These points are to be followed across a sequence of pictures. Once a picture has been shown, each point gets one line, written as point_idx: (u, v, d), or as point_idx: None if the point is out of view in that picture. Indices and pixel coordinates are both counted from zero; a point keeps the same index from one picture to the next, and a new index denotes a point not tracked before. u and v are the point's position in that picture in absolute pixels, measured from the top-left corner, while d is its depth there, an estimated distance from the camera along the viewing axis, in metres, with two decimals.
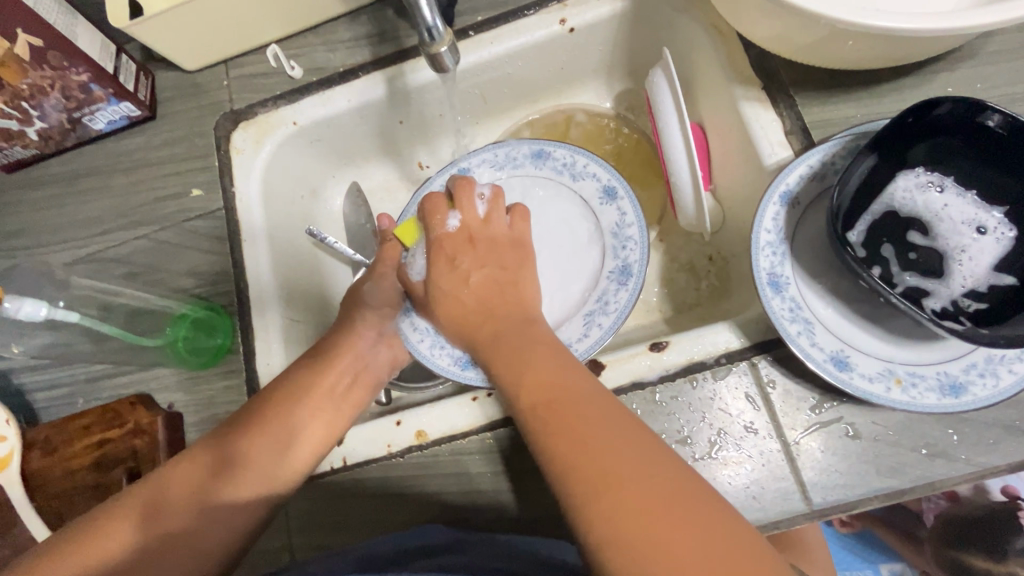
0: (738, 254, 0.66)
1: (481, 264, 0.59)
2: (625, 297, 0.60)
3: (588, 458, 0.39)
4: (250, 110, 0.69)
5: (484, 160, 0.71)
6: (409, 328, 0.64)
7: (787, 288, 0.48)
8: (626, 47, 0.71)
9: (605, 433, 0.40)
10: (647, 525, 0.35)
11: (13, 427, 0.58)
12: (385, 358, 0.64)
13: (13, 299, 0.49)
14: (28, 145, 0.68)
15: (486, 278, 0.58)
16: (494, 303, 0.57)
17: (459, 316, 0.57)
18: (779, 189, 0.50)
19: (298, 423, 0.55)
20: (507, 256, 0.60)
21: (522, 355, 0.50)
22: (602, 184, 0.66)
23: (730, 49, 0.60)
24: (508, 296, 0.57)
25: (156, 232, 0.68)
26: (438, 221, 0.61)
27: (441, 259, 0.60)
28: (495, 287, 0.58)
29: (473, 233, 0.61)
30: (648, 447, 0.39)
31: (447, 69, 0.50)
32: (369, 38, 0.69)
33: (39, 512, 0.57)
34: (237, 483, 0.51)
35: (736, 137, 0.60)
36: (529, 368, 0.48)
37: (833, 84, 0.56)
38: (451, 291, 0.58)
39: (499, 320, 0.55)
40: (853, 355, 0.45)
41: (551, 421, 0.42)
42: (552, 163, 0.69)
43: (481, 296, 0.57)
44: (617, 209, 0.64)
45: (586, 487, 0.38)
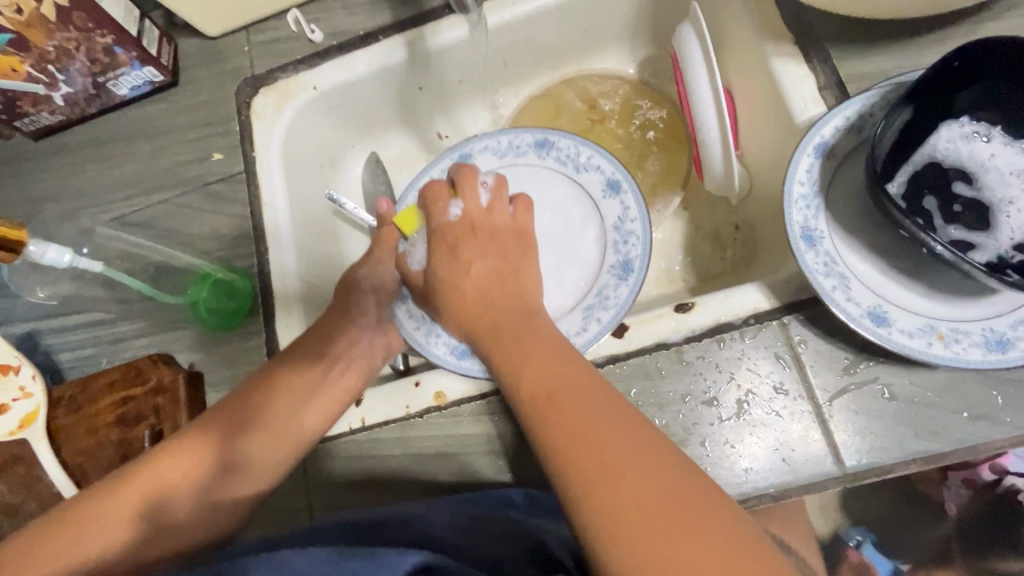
0: (764, 221, 0.64)
1: (485, 253, 0.54)
2: (625, 292, 0.56)
3: (587, 451, 0.37)
4: (272, 75, 0.69)
5: (487, 146, 0.68)
6: (404, 316, 0.61)
7: (821, 242, 0.45)
8: (651, 9, 0.70)
9: (607, 427, 0.38)
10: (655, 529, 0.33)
11: (39, 384, 0.60)
12: (380, 344, 0.61)
13: (37, 244, 0.48)
14: (54, 111, 0.69)
15: (488, 267, 0.53)
16: (494, 293, 0.52)
17: (457, 303, 0.53)
18: (813, 141, 0.47)
19: (298, 411, 0.55)
20: (509, 246, 0.55)
21: (524, 348, 0.46)
22: (605, 177, 0.63)
23: (762, 4, 0.57)
24: (511, 288, 0.52)
25: (178, 197, 0.68)
26: (439, 209, 0.57)
27: (440, 247, 0.55)
28: (498, 278, 0.53)
29: (474, 223, 0.56)
30: (659, 448, 0.37)
31: (469, 8, 0.55)
32: (390, 1, 0.68)
33: (64, 466, 0.58)
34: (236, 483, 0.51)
35: (765, 96, 0.58)
36: (530, 358, 0.45)
37: (870, 37, 0.54)
38: (449, 280, 0.53)
39: (499, 309, 0.51)
40: (892, 310, 0.43)
41: (554, 415, 0.40)
42: (555, 154, 0.66)
43: (482, 287, 0.52)
44: (620, 203, 0.61)
45: (588, 484, 0.36)
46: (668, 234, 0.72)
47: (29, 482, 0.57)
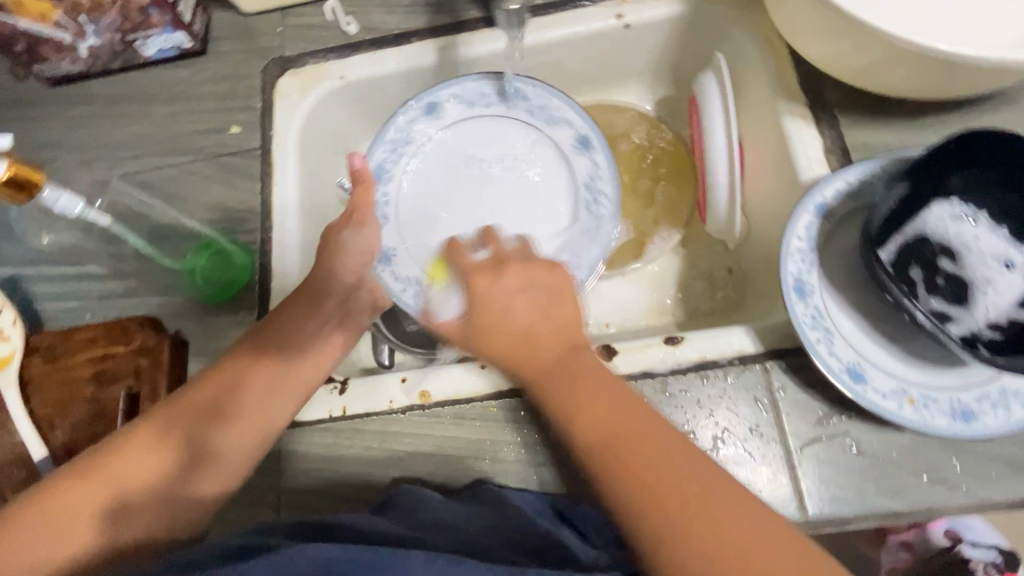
0: (756, 268, 0.67)
1: (525, 284, 0.50)
2: (597, 252, 0.63)
3: (667, 501, 0.38)
4: (301, 59, 0.70)
5: (454, 94, 0.68)
6: (390, 279, 0.63)
7: (812, 295, 0.47)
8: (676, 53, 0.72)
9: (669, 474, 0.39)
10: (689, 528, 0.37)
11: (19, 330, 0.59)
12: (368, 301, 0.60)
13: (46, 188, 0.48)
14: (75, 60, 0.68)
15: (532, 302, 0.49)
16: (540, 331, 0.48)
17: (505, 339, 0.48)
18: (815, 200, 0.50)
19: (262, 403, 0.53)
20: (549, 275, 0.52)
21: (576, 392, 0.44)
22: (576, 134, 0.67)
23: (780, 65, 0.61)
24: (558, 323, 0.49)
25: (189, 163, 0.68)
26: (462, 253, 0.58)
27: (473, 283, 0.53)
28: (544, 311, 0.49)
29: (502, 257, 0.54)
30: (672, 446, 0.41)
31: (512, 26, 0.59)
32: (428, 6, 0.70)
33: (31, 417, 0.56)
34: (203, 467, 0.50)
35: (773, 151, 0.61)
36: (583, 405, 0.44)
37: (877, 111, 0.57)
38: (489, 318, 0.49)
39: (552, 350, 0.47)
40: (869, 369, 0.45)
41: (618, 469, 0.40)
42: (524, 103, 0.68)
43: (529, 324, 0.48)
44: (590, 160, 0.66)
45: (666, 537, 0.37)
46: (663, 268, 0.74)
47: None
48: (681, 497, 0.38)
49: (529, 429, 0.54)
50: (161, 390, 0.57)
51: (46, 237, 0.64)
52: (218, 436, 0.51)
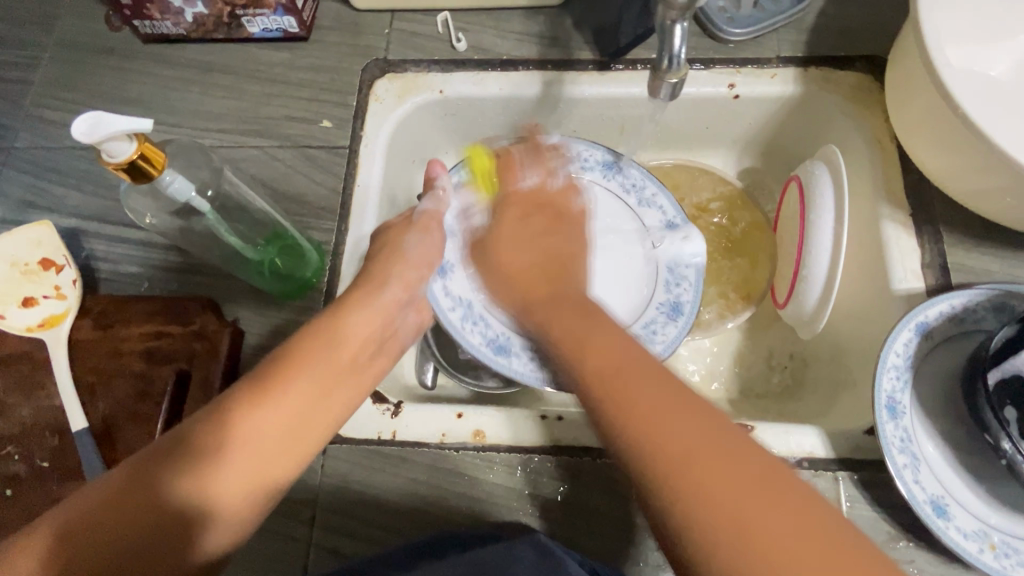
0: (822, 361, 0.66)
1: (530, 220, 0.54)
2: (674, 332, 0.59)
3: (664, 445, 0.34)
4: (403, 65, 0.69)
5: (558, 147, 0.66)
6: (440, 292, 0.59)
7: (902, 417, 0.47)
8: (776, 129, 0.72)
9: (662, 418, 0.35)
10: (731, 517, 0.31)
11: (77, 290, 0.57)
12: (413, 323, 0.56)
13: (166, 170, 0.47)
14: (179, 23, 0.67)
15: (537, 256, 0.52)
16: (552, 268, 0.50)
17: (512, 274, 0.52)
18: (917, 318, 0.49)
19: (276, 401, 0.43)
20: (548, 218, 0.55)
21: (585, 349, 0.41)
22: (666, 219, 0.65)
23: (889, 168, 0.60)
24: (569, 268, 0.51)
25: (273, 148, 0.67)
26: (511, 176, 0.58)
27: (512, 212, 0.56)
28: (555, 259, 0.51)
29: (544, 198, 0.56)
30: (682, 412, 0.35)
31: (660, 97, 0.53)
32: (541, 38, 0.69)
33: (74, 382, 0.55)
34: (188, 484, 0.38)
35: (865, 251, 0.60)
36: (586, 342, 0.41)
37: (979, 236, 0.57)
38: (514, 239, 0.54)
39: (557, 288, 0.49)
40: (952, 505, 0.44)
41: (626, 423, 0.36)
42: (620, 179, 0.66)
43: (540, 263, 0.51)
44: (677, 243, 0.63)
45: (689, 496, 0.32)
46: (723, 340, 0.72)
47: (34, 386, 0.55)
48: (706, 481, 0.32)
49: (583, 492, 0.53)
50: (212, 380, 0.55)
51: (147, 217, 0.52)
52: (214, 435, 0.40)
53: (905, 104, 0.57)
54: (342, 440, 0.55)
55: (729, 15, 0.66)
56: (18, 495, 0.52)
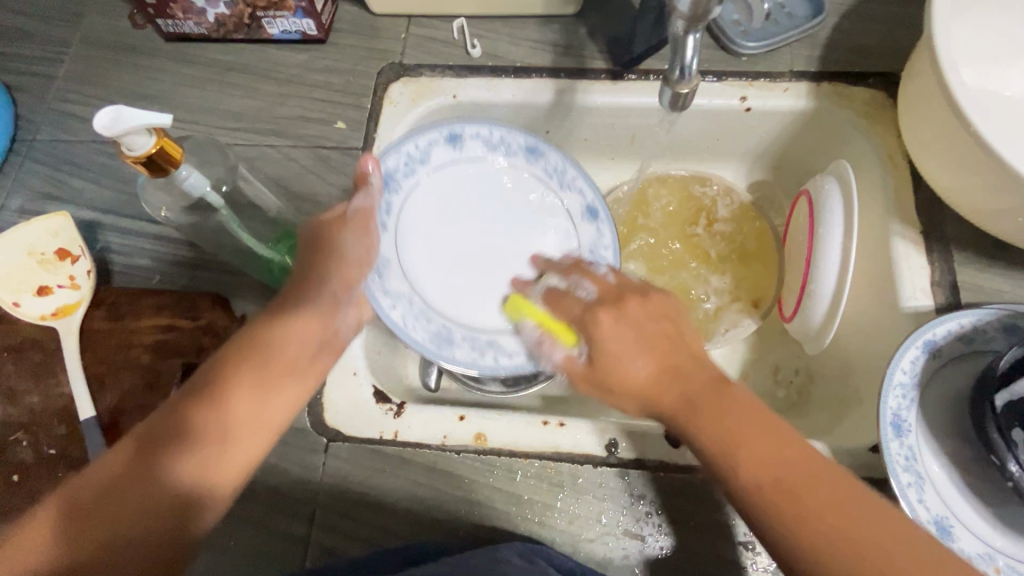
0: (827, 377, 0.65)
1: (630, 318, 0.46)
2: None
3: (778, 475, 0.37)
4: (418, 69, 0.70)
5: (478, 133, 0.64)
6: (380, 293, 0.56)
7: (907, 435, 0.46)
8: (786, 143, 0.71)
9: (772, 456, 0.38)
10: (848, 547, 0.35)
11: (91, 280, 0.59)
12: (351, 320, 0.51)
13: (183, 165, 0.48)
14: (201, 23, 0.69)
15: (653, 354, 0.44)
16: (663, 350, 0.44)
17: (635, 391, 0.43)
18: (925, 336, 0.48)
19: (246, 388, 0.42)
20: (653, 304, 0.47)
21: (711, 408, 0.41)
22: (586, 203, 0.65)
23: (900, 184, 0.60)
24: (686, 360, 0.44)
25: (287, 147, 0.68)
26: (568, 297, 0.50)
27: (603, 309, 0.47)
28: (668, 341, 0.45)
29: (619, 287, 0.49)
30: (779, 451, 0.38)
31: (672, 107, 0.53)
32: (555, 46, 0.70)
33: (83, 372, 0.56)
34: (184, 467, 0.39)
35: (874, 267, 0.60)
36: (726, 417, 0.40)
37: (990, 255, 0.56)
38: (620, 346, 0.44)
39: (684, 388, 0.42)
40: (957, 527, 0.44)
41: (760, 475, 0.38)
42: (542, 164, 0.66)
43: (653, 354, 0.44)
44: (596, 230, 0.65)
45: (806, 532, 0.36)
46: (728, 353, 0.72)
47: (44, 374, 0.56)
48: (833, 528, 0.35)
49: (585, 500, 0.52)
50: None
51: (162, 210, 0.53)
52: (192, 424, 0.40)
53: (918, 121, 0.56)
54: (345, 438, 0.55)
55: (743, 28, 0.66)
56: (24, 481, 0.53)
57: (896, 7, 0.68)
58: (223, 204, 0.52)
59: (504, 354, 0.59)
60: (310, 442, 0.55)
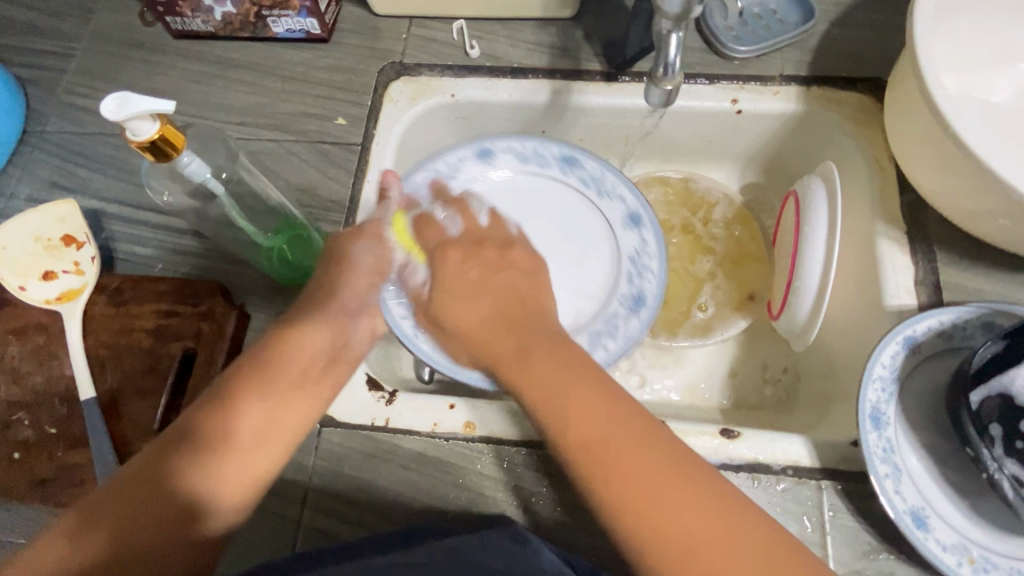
0: (815, 375, 0.66)
1: (471, 264, 0.50)
2: (637, 326, 0.59)
3: (625, 483, 0.37)
4: (418, 68, 0.72)
5: (510, 147, 0.67)
6: (391, 300, 0.57)
7: (886, 427, 0.47)
8: (778, 146, 0.73)
9: (622, 462, 0.37)
10: (692, 549, 0.35)
11: (94, 266, 0.60)
12: (363, 330, 0.55)
13: (185, 152, 0.49)
14: (208, 21, 0.71)
15: (489, 309, 0.47)
16: (511, 316, 0.46)
17: (470, 332, 0.47)
18: (905, 332, 0.50)
19: (257, 406, 0.45)
20: (498, 261, 0.50)
21: (556, 392, 0.40)
22: (627, 209, 0.64)
23: (886, 186, 0.61)
24: (531, 307, 0.47)
25: (289, 142, 0.70)
26: (433, 229, 0.54)
27: (450, 254, 0.51)
28: (512, 298, 0.47)
29: (478, 238, 0.53)
30: (637, 462, 0.37)
31: (656, 103, 0.55)
32: (551, 48, 0.72)
33: (85, 355, 0.57)
34: (194, 478, 0.42)
35: (860, 267, 0.61)
36: (569, 398, 0.40)
37: (973, 256, 0.58)
38: (453, 289, 0.49)
39: (517, 338, 0.44)
40: (932, 518, 0.45)
41: (597, 473, 0.37)
42: (579, 173, 0.66)
43: (496, 313, 0.46)
44: (639, 237, 0.63)
45: (654, 547, 0.35)
46: (718, 351, 0.73)
47: (47, 356, 0.57)
48: (654, 531, 0.36)
49: (570, 488, 0.53)
50: (216, 360, 0.57)
51: (166, 195, 0.55)
52: (205, 438, 0.43)
53: (902, 125, 0.58)
54: (337, 424, 0.56)
55: (735, 34, 0.68)
56: (25, 459, 0.54)
57: (885, 14, 0.69)
58: (224, 191, 0.54)
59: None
60: None
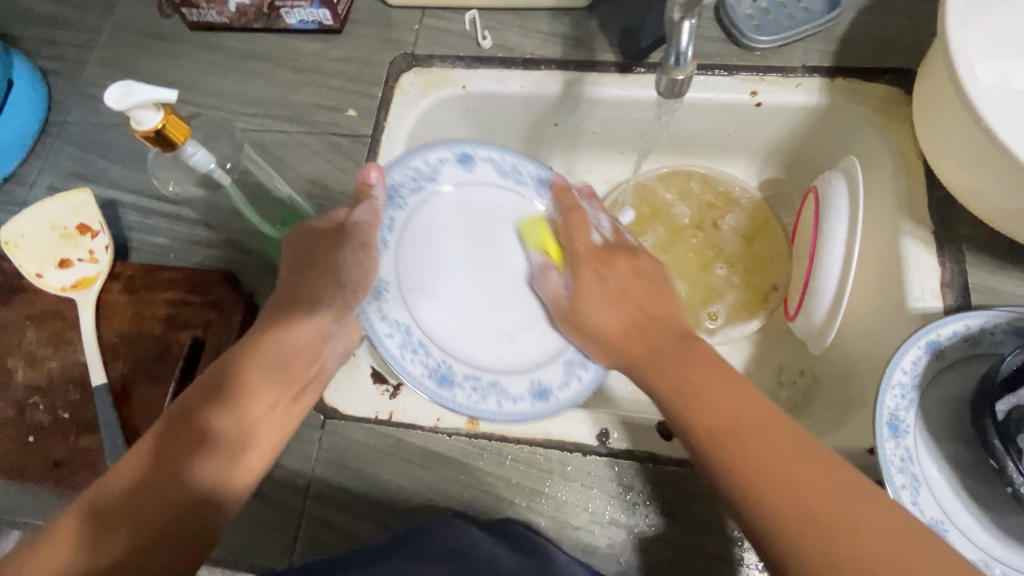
0: (833, 379, 0.64)
1: (610, 276, 0.53)
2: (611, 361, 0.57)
3: (750, 447, 0.39)
4: (430, 59, 0.71)
5: (491, 156, 0.62)
6: (377, 318, 0.52)
7: (905, 436, 0.45)
8: (799, 140, 0.70)
9: (758, 434, 0.39)
10: (824, 527, 0.35)
11: (108, 255, 0.61)
12: (338, 351, 0.53)
13: (189, 142, 0.49)
14: (222, 12, 0.71)
15: (626, 317, 0.51)
16: (648, 310, 0.51)
17: (619, 346, 0.51)
18: (928, 336, 0.47)
19: (252, 397, 0.46)
20: (647, 270, 0.54)
21: (686, 369, 0.45)
22: None
23: (913, 183, 0.58)
24: (664, 313, 0.51)
25: (300, 133, 0.70)
26: (581, 233, 0.56)
27: (587, 269, 0.54)
28: (649, 301, 0.52)
29: (610, 245, 0.56)
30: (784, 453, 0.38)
31: (668, 94, 0.54)
32: (565, 38, 0.70)
33: (98, 342, 0.58)
34: (206, 475, 0.42)
35: (883, 267, 0.58)
36: (700, 391, 0.43)
37: (1005, 258, 0.55)
38: (599, 302, 0.52)
39: (662, 336, 0.49)
40: (951, 531, 0.43)
41: (734, 454, 0.39)
42: (554, 195, 0.63)
43: (630, 316, 0.51)
44: None
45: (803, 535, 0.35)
46: (731, 352, 0.71)
47: (63, 341, 0.59)
48: (774, 492, 0.37)
49: (572, 487, 0.53)
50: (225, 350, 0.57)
51: (172, 185, 0.55)
52: (203, 429, 0.43)
53: (933, 117, 0.55)
54: (341, 416, 0.56)
55: (756, 23, 0.65)
56: (41, 442, 0.55)
57: (917, 2, 0.66)
58: (229, 181, 0.53)
59: (509, 400, 0.54)
60: (308, 419, 0.57)
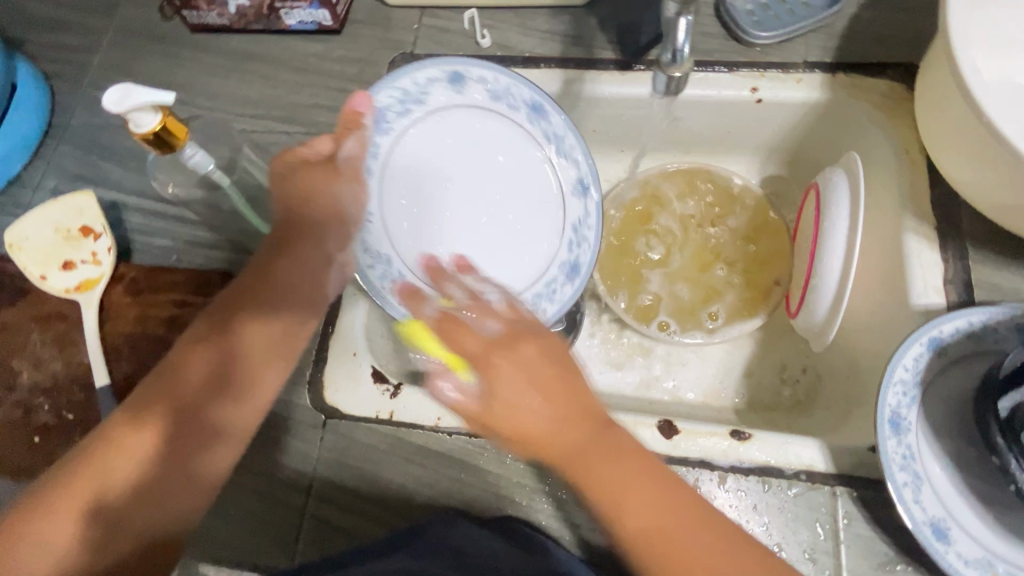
0: (836, 377, 0.64)
1: (526, 370, 0.40)
2: (571, 291, 0.59)
3: (680, 550, 0.37)
4: (430, 59, 0.71)
5: (483, 76, 0.58)
6: (362, 251, 0.53)
7: (907, 434, 0.45)
8: (800, 136, 0.70)
9: (691, 524, 0.38)
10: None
11: (111, 256, 0.62)
12: (338, 280, 0.52)
13: (188, 145, 0.50)
14: (223, 14, 0.72)
15: (550, 423, 0.39)
16: (572, 419, 0.39)
17: (530, 438, 0.39)
18: (931, 333, 0.47)
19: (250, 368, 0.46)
20: (556, 367, 0.41)
21: (614, 471, 0.39)
22: (580, 177, 0.61)
23: (916, 178, 0.58)
24: (582, 409, 0.40)
25: (301, 134, 0.70)
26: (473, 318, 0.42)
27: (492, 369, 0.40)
28: (567, 413, 0.39)
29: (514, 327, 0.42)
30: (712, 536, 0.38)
31: (666, 90, 0.54)
32: (564, 36, 0.70)
33: (102, 343, 0.59)
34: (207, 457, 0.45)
35: (885, 263, 0.58)
36: (624, 488, 0.39)
37: (1008, 254, 0.54)
38: (517, 415, 0.39)
39: (585, 433, 0.39)
40: (953, 530, 0.43)
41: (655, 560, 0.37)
42: (545, 127, 0.60)
43: (565, 425, 0.39)
44: (584, 207, 0.61)
45: None
46: (733, 350, 0.71)
47: (67, 342, 0.59)
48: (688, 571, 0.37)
49: (573, 486, 0.53)
50: None
51: (172, 186, 0.55)
52: (203, 409, 0.45)
53: (935, 112, 0.54)
54: (342, 416, 0.56)
55: (757, 18, 0.65)
56: (45, 442, 0.56)
57: None
58: (228, 182, 0.54)
59: None
60: (309, 418, 0.57)
